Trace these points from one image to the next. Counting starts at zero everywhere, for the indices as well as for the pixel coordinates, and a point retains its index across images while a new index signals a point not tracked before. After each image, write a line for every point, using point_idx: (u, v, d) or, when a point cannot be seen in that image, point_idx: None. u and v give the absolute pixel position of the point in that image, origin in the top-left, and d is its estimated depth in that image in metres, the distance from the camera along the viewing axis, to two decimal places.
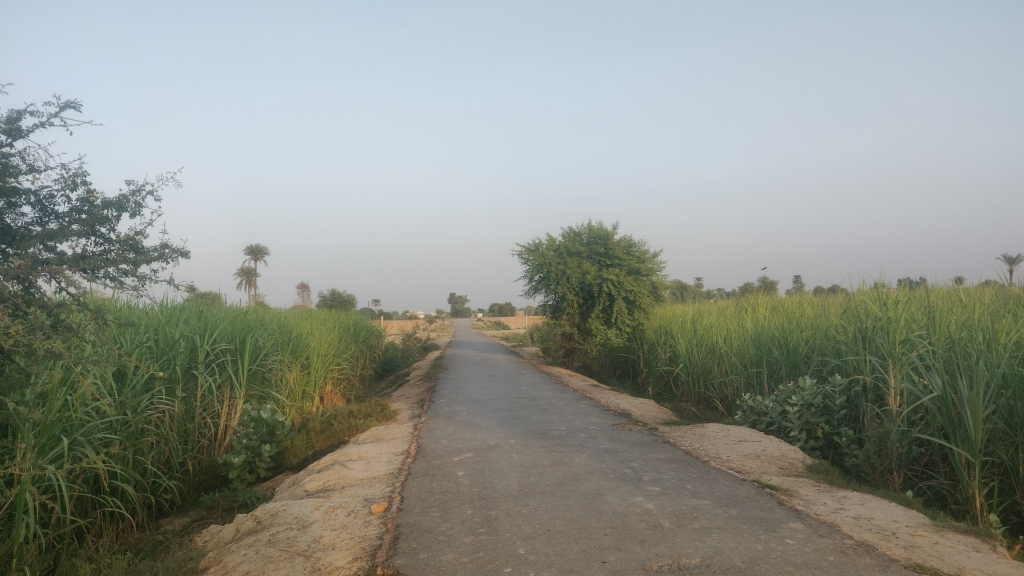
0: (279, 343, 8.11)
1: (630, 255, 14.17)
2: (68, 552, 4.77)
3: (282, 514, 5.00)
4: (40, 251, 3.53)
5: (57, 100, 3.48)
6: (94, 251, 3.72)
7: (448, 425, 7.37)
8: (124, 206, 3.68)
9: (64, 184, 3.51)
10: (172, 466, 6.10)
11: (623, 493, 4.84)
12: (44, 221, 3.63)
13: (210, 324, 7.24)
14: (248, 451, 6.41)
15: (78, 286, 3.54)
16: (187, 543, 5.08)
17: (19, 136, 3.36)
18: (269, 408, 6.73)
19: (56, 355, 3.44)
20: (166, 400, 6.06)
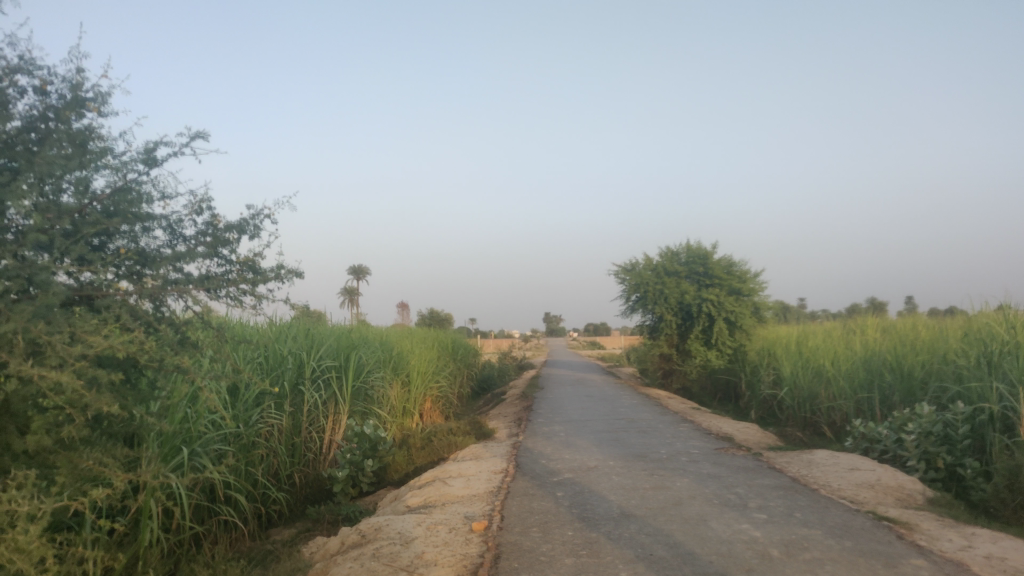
0: (381, 360, 8.32)
1: (731, 274, 13.88)
2: (187, 558, 5.06)
3: (386, 529, 5.14)
4: (170, 271, 3.78)
5: (187, 130, 3.66)
6: (217, 271, 3.93)
7: (546, 445, 7.37)
8: (244, 229, 3.87)
9: (191, 210, 3.71)
10: (280, 478, 6.39)
11: (728, 520, 4.70)
12: (174, 243, 3.87)
13: (317, 341, 7.51)
14: (351, 466, 6.63)
15: (203, 305, 3.78)
16: (295, 553, 5.28)
17: (155, 166, 3.60)
18: (372, 423, 6.95)
19: (183, 370, 3.69)
20: (275, 414, 6.38)
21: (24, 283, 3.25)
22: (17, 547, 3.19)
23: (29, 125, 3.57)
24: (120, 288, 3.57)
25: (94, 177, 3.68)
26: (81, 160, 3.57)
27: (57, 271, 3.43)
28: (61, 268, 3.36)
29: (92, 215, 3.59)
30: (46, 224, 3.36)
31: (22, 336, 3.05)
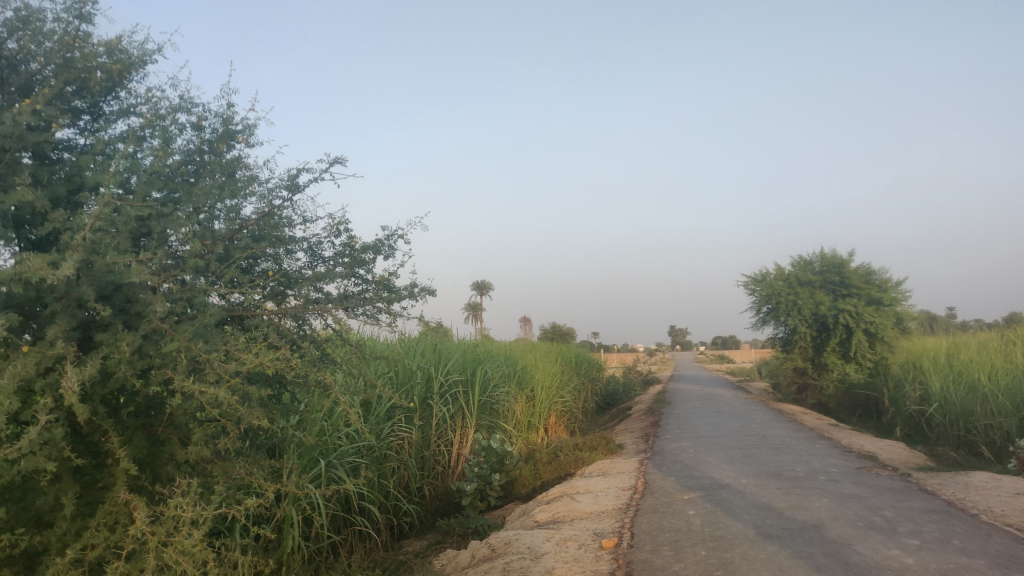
0: (506, 375, 8.41)
1: (870, 283, 13.18)
2: (326, 565, 5.28)
3: (515, 543, 5.17)
4: (311, 291, 4.00)
5: (327, 156, 3.84)
6: (355, 290, 4.11)
7: (675, 461, 7.21)
8: (379, 249, 4.02)
9: (330, 232, 3.90)
10: (411, 490, 6.58)
11: (874, 544, 4.44)
12: (314, 264, 4.07)
13: (444, 356, 7.68)
14: (479, 479, 6.73)
15: (341, 323, 3.96)
16: (427, 565, 5.40)
17: (298, 192, 3.81)
18: (499, 437, 7.03)
19: (325, 385, 3.87)
20: (405, 428, 6.59)
21: (186, 306, 3.54)
22: (181, 550, 3.45)
23: (188, 157, 3.90)
24: (267, 308, 3.78)
25: (243, 204, 3.93)
26: (232, 190, 3.83)
27: (212, 292, 3.69)
28: (216, 291, 3.62)
29: (241, 240, 3.86)
30: (203, 249, 3.62)
31: (184, 354, 3.31)
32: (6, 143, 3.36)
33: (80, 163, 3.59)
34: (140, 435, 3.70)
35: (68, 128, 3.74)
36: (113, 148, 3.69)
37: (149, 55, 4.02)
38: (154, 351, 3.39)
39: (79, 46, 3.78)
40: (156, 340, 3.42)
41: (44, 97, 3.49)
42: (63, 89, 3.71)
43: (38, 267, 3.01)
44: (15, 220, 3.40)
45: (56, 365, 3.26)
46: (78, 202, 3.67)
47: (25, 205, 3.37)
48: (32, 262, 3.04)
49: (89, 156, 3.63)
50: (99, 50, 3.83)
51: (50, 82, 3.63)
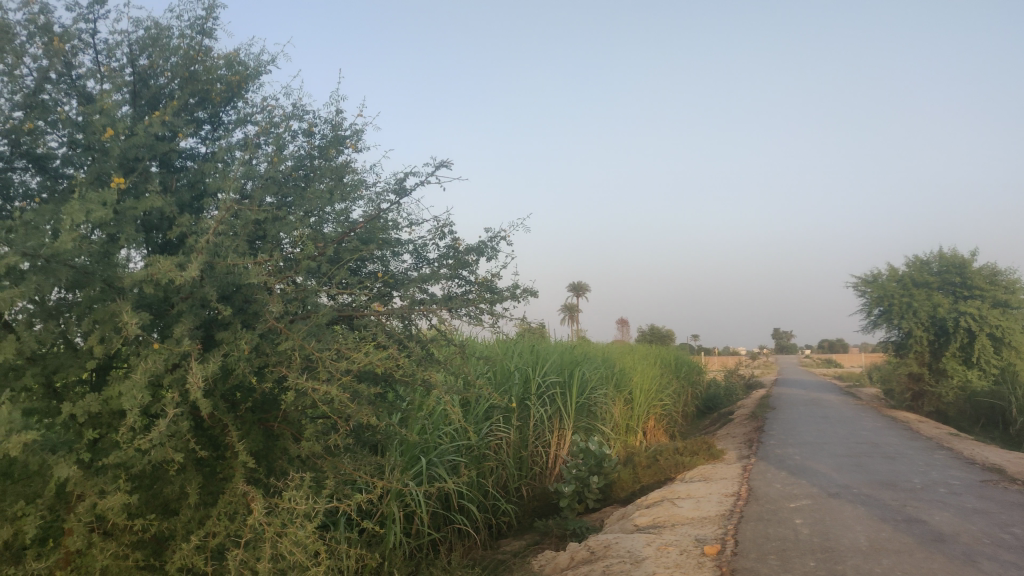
0: (604, 377, 8.35)
1: (995, 284, 12.46)
2: (428, 561, 5.38)
3: (615, 546, 5.12)
4: (417, 292, 4.09)
5: (433, 159, 3.92)
6: (459, 291, 4.18)
7: (780, 468, 6.98)
8: (482, 251, 4.07)
9: (435, 234, 3.98)
10: (509, 490, 6.62)
11: (1003, 562, 4.15)
12: (419, 266, 4.16)
13: (542, 357, 7.71)
14: (577, 481, 6.71)
15: (446, 324, 4.03)
16: (526, 565, 5.43)
17: (405, 196, 3.90)
18: (597, 439, 6.98)
19: (430, 385, 3.95)
20: (503, 428, 6.65)
21: (299, 306, 3.68)
22: (295, 541, 3.60)
23: (301, 164, 4.06)
24: (375, 309, 3.89)
25: (352, 208, 4.06)
26: (341, 194, 3.97)
27: (322, 293, 3.83)
28: (327, 291, 3.75)
29: (351, 243, 3.98)
30: (315, 252, 3.76)
31: (298, 352, 3.44)
32: (138, 152, 3.59)
33: (203, 170, 3.79)
34: (256, 429, 3.88)
35: (192, 138, 3.96)
36: (232, 156, 3.88)
37: (265, 66, 4.21)
38: (270, 349, 3.54)
39: (202, 59, 4.00)
40: (272, 339, 3.57)
41: (171, 109, 3.70)
42: (188, 101, 3.93)
43: (167, 269, 3.20)
44: (146, 225, 3.63)
45: (182, 361, 3.45)
46: (201, 207, 3.87)
47: (154, 211, 3.59)
48: (161, 264, 3.23)
49: (210, 163, 3.83)
50: (219, 62, 4.04)
51: (177, 95, 3.85)
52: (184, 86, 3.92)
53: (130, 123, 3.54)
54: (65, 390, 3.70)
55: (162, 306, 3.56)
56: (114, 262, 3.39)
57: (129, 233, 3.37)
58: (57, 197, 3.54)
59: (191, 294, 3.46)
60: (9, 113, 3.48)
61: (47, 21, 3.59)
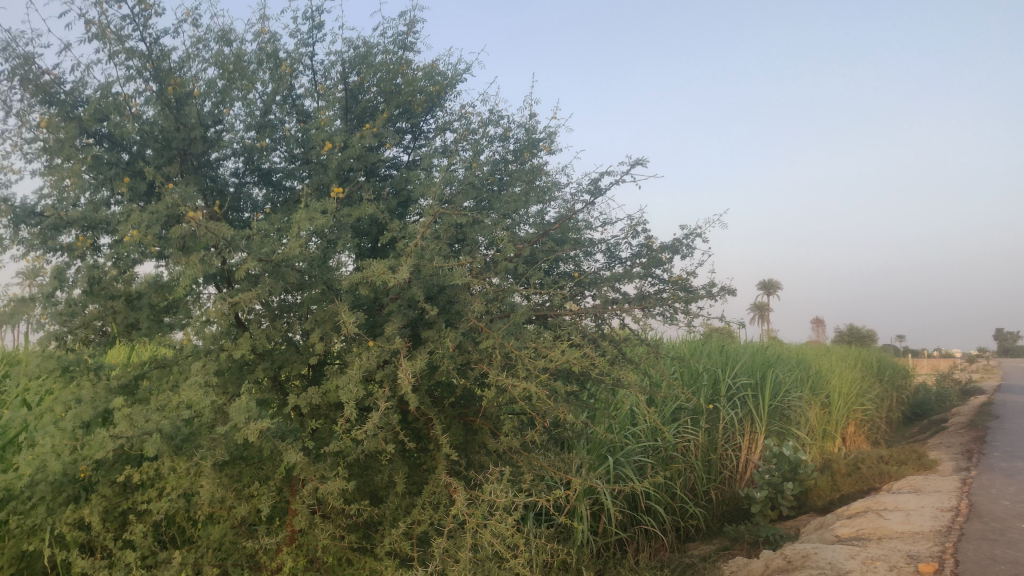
0: (798, 379, 7.96)
1: None
2: (615, 561, 5.38)
3: (815, 557, 4.85)
4: (610, 291, 4.12)
5: (628, 158, 3.92)
6: (653, 290, 4.15)
7: (1006, 483, 6.30)
8: (677, 249, 4.02)
9: (629, 233, 3.98)
10: (697, 493, 6.46)
11: None
12: (612, 265, 4.18)
13: (732, 358, 7.49)
14: (770, 488, 6.43)
15: (640, 323, 4.01)
16: (717, 571, 5.27)
17: (600, 196, 3.93)
18: (792, 445, 6.65)
19: (624, 384, 3.95)
20: (691, 430, 6.51)
21: (497, 305, 3.81)
22: (495, 532, 3.73)
23: (497, 168, 4.21)
24: (570, 308, 3.95)
25: (547, 209, 4.15)
26: (536, 197, 4.07)
27: (516, 293, 3.95)
28: (523, 291, 3.86)
29: (546, 243, 4.08)
30: (512, 253, 3.88)
31: (498, 350, 3.57)
32: (351, 163, 3.88)
33: (407, 178, 4.02)
34: (457, 424, 4.07)
35: (397, 148, 4.21)
36: (433, 163, 4.08)
37: (462, 75, 4.39)
38: (472, 347, 3.69)
39: (405, 73, 4.23)
40: (473, 337, 3.73)
41: (380, 122, 3.96)
42: (393, 113, 4.17)
43: (380, 271, 3.42)
44: (357, 231, 3.91)
45: (391, 358, 3.68)
46: (405, 213, 4.11)
47: (365, 218, 3.85)
48: (375, 267, 3.46)
49: (414, 171, 4.05)
50: (421, 75, 4.25)
51: (384, 108, 4.10)
52: (390, 100, 4.18)
53: (345, 137, 3.83)
54: (289, 383, 4.06)
55: (373, 306, 3.81)
56: (332, 266, 3.67)
57: (346, 239, 3.64)
58: (283, 207, 3.91)
59: (400, 294, 3.69)
60: (243, 133, 3.87)
61: (274, 47, 3.95)
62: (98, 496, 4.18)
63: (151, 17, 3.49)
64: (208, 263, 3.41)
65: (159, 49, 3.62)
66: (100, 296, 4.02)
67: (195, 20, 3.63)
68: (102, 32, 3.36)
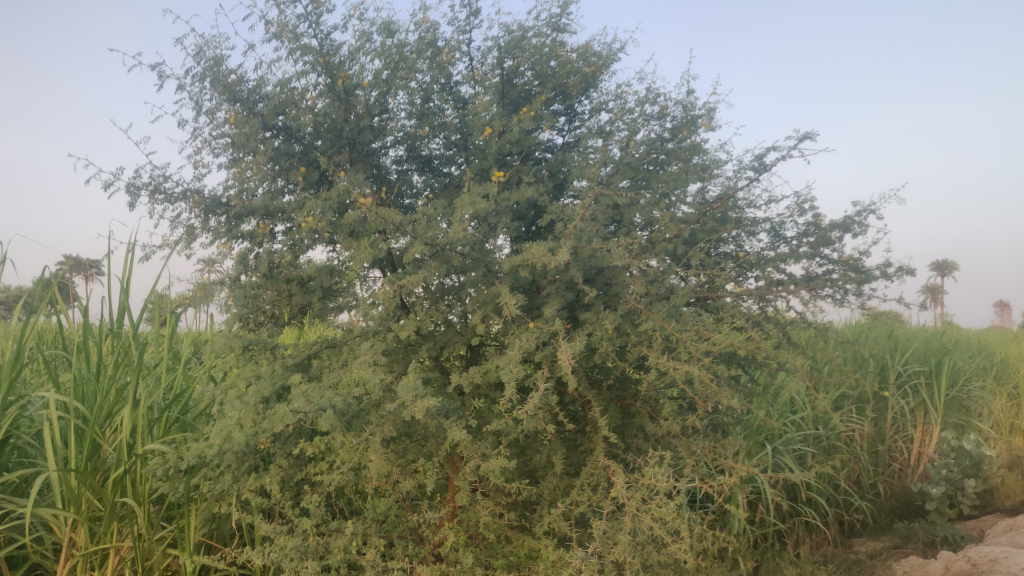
0: (979, 368, 7.32)
1: None
2: (774, 553, 5.18)
3: (1004, 561, 4.45)
4: (774, 272, 3.95)
5: (795, 131, 3.72)
6: (821, 271, 3.93)
7: None
8: (849, 226, 3.78)
9: (795, 211, 3.79)
10: (864, 487, 6.09)
11: None
12: (775, 245, 4.00)
13: (901, 344, 7.01)
14: (947, 484, 5.97)
15: (807, 305, 3.82)
16: (889, 569, 4.96)
17: (764, 172, 3.77)
18: (973, 439, 6.14)
19: (790, 369, 3.78)
20: (856, 419, 6.15)
21: (656, 286, 3.75)
22: (655, 516, 3.68)
23: (655, 147, 4.12)
24: (732, 290, 3.83)
25: (707, 188, 4.02)
26: (695, 175, 3.95)
27: (675, 274, 3.87)
28: (683, 273, 3.78)
29: (706, 223, 3.96)
30: (671, 234, 3.80)
31: (659, 333, 3.51)
32: (509, 148, 3.92)
33: (564, 160, 4.02)
34: (614, 407, 4.05)
35: (553, 130, 4.21)
36: (590, 144, 4.06)
37: (616, 54, 4.32)
38: (631, 329, 3.66)
39: (561, 55, 4.22)
40: (632, 319, 3.69)
41: (537, 105, 3.98)
42: (548, 96, 4.18)
43: (540, 254, 3.44)
44: (515, 214, 3.96)
45: (551, 339, 3.70)
46: (560, 195, 4.12)
47: (523, 201, 3.89)
48: (535, 249, 3.49)
49: (569, 152, 4.05)
50: (576, 56, 4.23)
51: (540, 91, 4.11)
52: (545, 83, 4.19)
53: (503, 122, 3.87)
54: (450, 364, 4.18)
55: (531, 288, 3.86)
56: (492, 249, 3.74)
57: (505, 222, 3.70)
58: (444, 192, 4.01)
59: (559, 277, 3.71)
60: (405, 122, 3.99)
61: (434, 36, 4.04)
62: (277, 466, 4.50)
63: (322, 15, 3.67)
64: (376, 248, 3.57)
65: (330, 45, 3.81)
66: (278, 279, 4.32)
67: (362, 14, 3.77)
68: (280, 31, 3.57)
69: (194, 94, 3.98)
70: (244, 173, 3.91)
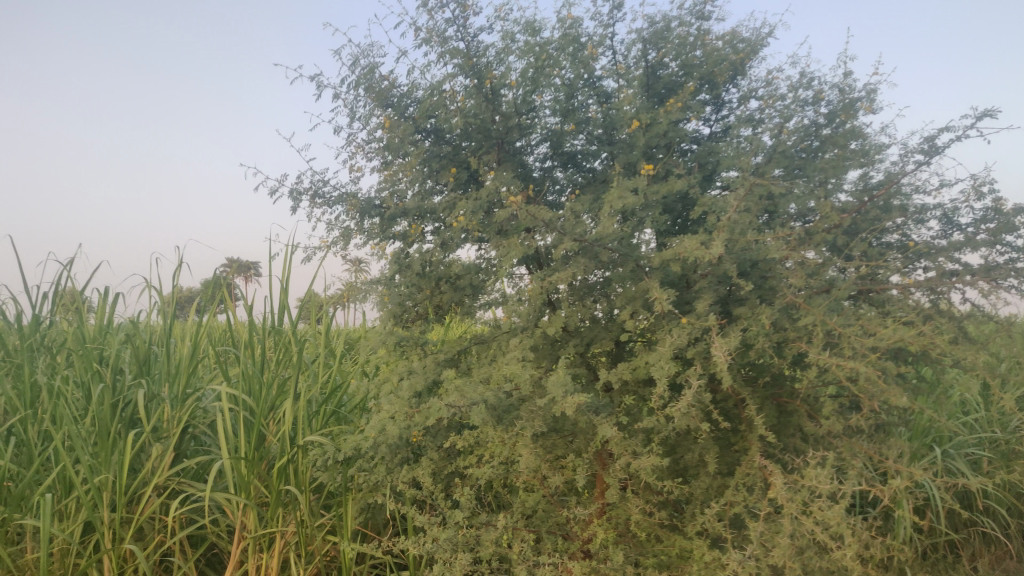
0: None
1: None
2: (947, 564, 4.82)
3: None
4: (948, 262, 3.67)
5: (972, 109, 3.45)
6: (1002, 260, 3.62)
7: None
8: None
9: (971, 195, 3.51)
10: None
11: None
12: (948, 233, 3.72)
13: None
14: None
15: (986, 297, 3.53)
16: None
17: (936, 154, 3.51)
18: None
19: (968, 367, 3.50)
20: None
21: (816, 279, 3.58)
22: (817, 520, 3.52)
23: (810, 133, 3.93)
24: (900, 282, 3.59)
25: (870, 173, 3.79)
26: (857, 161, 3.74)
27: (835, 266, 3.68)
28: (844, 264, 3.59)
29: (870, 211, 3.74)
30: (831, 224, 3.61)
31: (820, 328, 3.35)
32: (656, 141, 3.86)
33: (713, 150, 3.91)
34: (769, 405, 3.91)
35: (700, 121, 4.10)
36: (741, 133, 3.92)
37: (766, 38, 4.15)
38: (789, 324, 3.51)
39: (707, 42, 4.10)
40: (790, 313, 3.55)
41: (684, 95, 3.89)
42: (695, 85, 4.07)
43: (693, 247, 3.36)
44: (663, 208, 3.89)
45: (703, 335, 3.62)
46: (709, 187, 4.01)
47: (671, 194, 3.82)
48: (687, 243, 3.41)
49: (718, 143, 3.93)
50: (723, 42, 4.09)
51: (687, 81, 4.02)
52: (691, 73, 4.08)
53: (650, 115, 3.81)
54: (597, 360, 4.17)
55: (682, 282, 3.79)
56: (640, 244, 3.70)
57: (654, 216, 3.64)
58: (591, 187, 4.00)
59: (711, 271, 3.61)
60: (551, 119, 4.01)
61: (577, 32, 4.03)
62: (429, 458, 4.64)
63: (469, 18, 3.74)
64: (526, 246, 3.61)
65: (477, 46, 3.88)
66: (428, 278, 4.46)
67: (507, 14, 3.82)
68: (430, 37, 3.68)
69: (349, 102, 4.17)
70: (396, 175, 4.06)
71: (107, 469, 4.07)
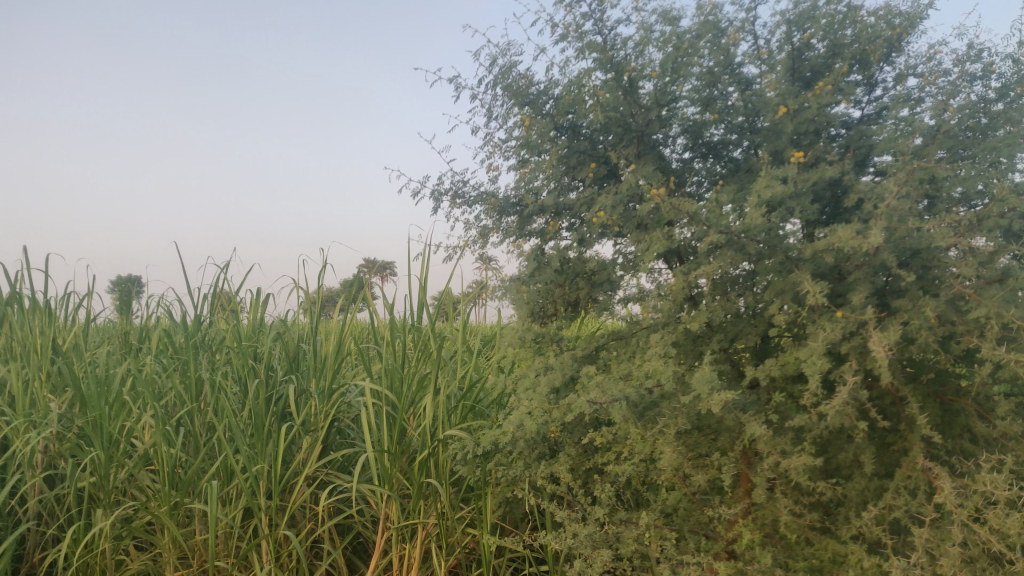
0: None
1: None
2: None
3: None
4: None
5: None
6: None
7: None
8: None
9: None
10: None
11: None
12: None
13: None
14: None
15: None
16: None
17: None
18: None
19: None
20: None
21: (988, 268, 3.31)
22: (993, 528, 3.25)
23: (978, 110, 3.64)
24: None
25: None
26: None
27: (1009, 253, 3.39)
28: (1021, 251, 3.30)
29: None
30: (1005, 208, 3.33)
31: (994, 321, 3.09)
32: (805, 127, 3.69)
33: (867, 133, 3.70)
34: (933, 403, 3.65)
35: (851, 103, 3.89)
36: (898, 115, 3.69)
37: (925, 11, 3.88)
38: (957, 318, 3.26)
39: (858, 19, 3.87)
40: (958, 305, 3.30)
41: (834, 77, 3.69)
42: (845, 66, 3.86)
43: (848, 237, 3.19)
44: (813, 197, 3.71)
45: (859, 330, 3.42)
46: (863, 174, 3.79)
47: (822, 182, 3.64)
48: (841, 233, 3.24)
49: (873, 126, 3.71)
50: (876, 18, 3.85)
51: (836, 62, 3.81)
52: (841, 53, 3.88)
53: (798, 100, 3.65)
54: (742, 356, 4.04)
55: (834, 274, 3.60)
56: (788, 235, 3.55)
57: (803, 205, 3.48)
58: (734, 178, 3.88)
59: (867, 261, 3.42)
60: (691, 110, 3.92)
61: (718, 18, 3.91)
62: (568, 454, 4.65)
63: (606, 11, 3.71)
64: (667, 240, 3.54)
65: (613, 39, 3.84)
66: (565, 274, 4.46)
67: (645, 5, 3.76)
68: (567, 32, 3.67)
69: (486, 102, 4.23)
70: (533, 173, 4.08)
71: (264, 459, 4.32)
